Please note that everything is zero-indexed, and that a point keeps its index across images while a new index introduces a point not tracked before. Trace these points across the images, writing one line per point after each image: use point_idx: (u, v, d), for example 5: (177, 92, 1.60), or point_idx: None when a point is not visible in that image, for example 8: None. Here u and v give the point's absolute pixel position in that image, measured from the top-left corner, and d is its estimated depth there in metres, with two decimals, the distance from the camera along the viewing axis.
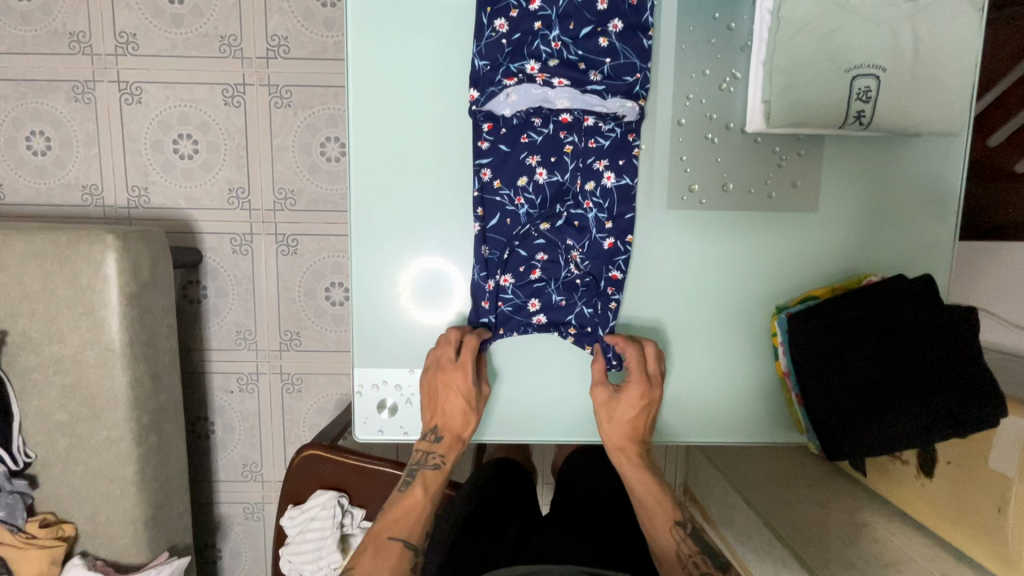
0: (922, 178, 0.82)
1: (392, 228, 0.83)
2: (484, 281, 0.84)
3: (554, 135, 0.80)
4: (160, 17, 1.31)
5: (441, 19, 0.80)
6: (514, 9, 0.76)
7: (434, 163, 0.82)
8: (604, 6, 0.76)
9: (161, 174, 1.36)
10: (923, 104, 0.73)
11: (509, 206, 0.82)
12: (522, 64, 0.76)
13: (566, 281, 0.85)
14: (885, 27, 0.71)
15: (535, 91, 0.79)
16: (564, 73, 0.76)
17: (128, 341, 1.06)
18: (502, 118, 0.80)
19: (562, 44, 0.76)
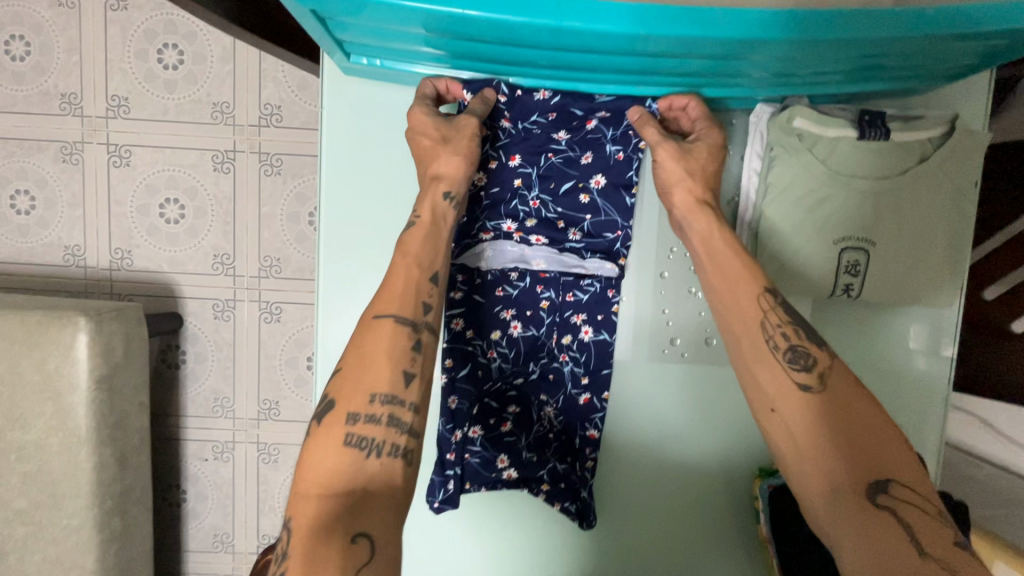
0: (904, 335, 0.84)
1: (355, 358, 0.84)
2: (451, 433, 0.80)
3: (530, 289, 0.81)
4: (154, 82, 1.30)
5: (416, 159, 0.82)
6: (495, 162, 0.77)
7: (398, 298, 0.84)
8: (589, 160, 0.77)
9: (146, 238, 1.34)
10: (915, 276, 0.74)
11: (481, 357, 0.81)
12: (499, 223, 0.79)
13: (538, 435, 0.83)
14: (876, 203, 0.72)
15: (510, 247, 0.80)
16: (542, 231, 0.80)
17: (95, 426, 1.02)
18: (477, 271, 0.80)
19: (540, 203, 0.78)
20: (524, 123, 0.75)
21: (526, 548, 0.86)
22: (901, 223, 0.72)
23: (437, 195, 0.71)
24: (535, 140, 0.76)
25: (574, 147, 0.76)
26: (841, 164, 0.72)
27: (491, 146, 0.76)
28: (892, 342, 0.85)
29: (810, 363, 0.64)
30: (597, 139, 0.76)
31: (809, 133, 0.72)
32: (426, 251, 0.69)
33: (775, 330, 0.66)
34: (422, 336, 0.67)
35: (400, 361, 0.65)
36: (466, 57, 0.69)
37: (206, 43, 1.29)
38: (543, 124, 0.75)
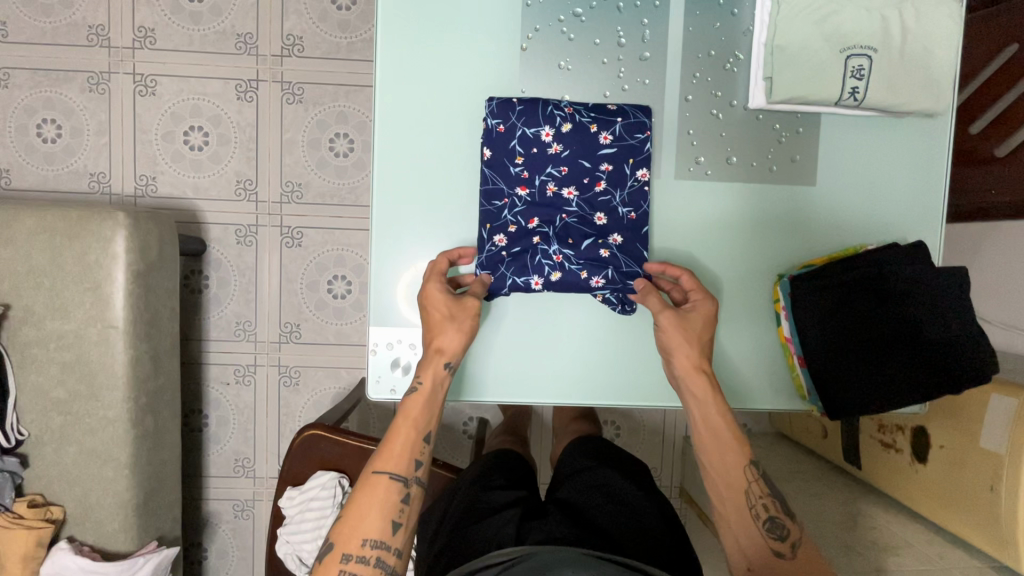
0: (920, 166, 0.69)
1: (400, 224, 0.69)
2: (501, 218, 0.67)
3: (580, 128, 0.66)
4: (180, 14, 1.36)
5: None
6: (513, 226, 0.68)
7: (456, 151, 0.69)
8: (602, 221, 0.68)
9: (170, 165, 1.38)
10: (909, 84, 0.64)
11: (530, 153, 0.66)
12: (536, 131, 0.66)
13: (584, 227, 0.68)
14: (874, 12, 0.62)
15: (534, 125, 0.66)
16: (570, 179, 0.67)
17: (132, 320, 1.05)
18: (513, 111, 0.66)
19: (563, 257, 0.68)
20: (541, 177, 0.67)
21: (545, 369, 0.73)
22: (909, 41, 0.63)
23: (438, 366, 0.66)
24: (582, 148, 0.67)
25: (585, 208, 0.68)
26: None
27: (522, 126, 0.66)
28: (907, 169, 0.69)
29: (785, 532, 0.64)
30: (609, 202, 0.68)
31: None
32: (427, 412, 0.67)
33: (756, 501, 0.66)
34: (412, 489, 0.65)
35: (389, 511, 0.63)
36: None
37: None
38: (561, 179, 0.67)
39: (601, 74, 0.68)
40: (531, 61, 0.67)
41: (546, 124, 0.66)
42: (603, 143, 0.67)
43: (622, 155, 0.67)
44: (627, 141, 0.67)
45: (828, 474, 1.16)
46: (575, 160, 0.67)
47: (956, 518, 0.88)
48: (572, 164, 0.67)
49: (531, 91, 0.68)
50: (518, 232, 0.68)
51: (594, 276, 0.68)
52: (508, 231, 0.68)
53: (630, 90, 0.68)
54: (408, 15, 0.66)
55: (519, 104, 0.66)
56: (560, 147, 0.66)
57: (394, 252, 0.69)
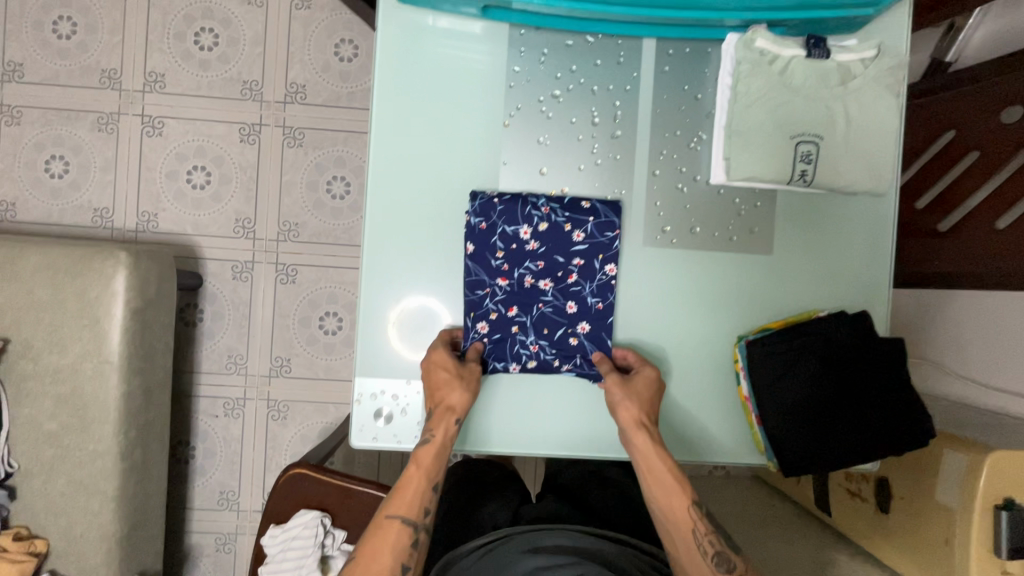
0: (866, 238, 0.75)
1: (386, 281, 0.74)
2: (473, 300, 0.72)
3: (558, 226, 0.71)
4: (189, 61, 1.43)
5: (466, 71, 0.73)
6: (494, 313, 0.73)
7: (441, 212, 0.74)
8: (573, 309, 0.73)
9: (172, 202, 1.44)
10: (853, 167, 0.70)
11: (507, 248, 0.71)
12: (515, 228, 0.71)
13: (557, 310, 0.73)
14: (821, 104, 0.69)
15: (514, 222, 0.71)
16: (546, 273, 0.72)
17: (127, 355, 1.09)
18: (494, 209, 0.71)
19: (538, 346, 0.73)
20: (519, 270, 0.72)
21: (521, 420, 0.76)
22: (853, 130, 0.70)
23: (449, 422, 0.70)
24: (556, 244, 0.72)
25: (558, 298, 0.73)
26: (797, 78, 0.70)
27: (502, 224, 0.71)
28: (857, 242, 0.75)
29: (733, 565, 0.67)
30: (580, 292, 0.73)
31: (775, 52, 0.69)
32: (438, 460, 0.70)
33: (703, 539, 0.68)
34: (421, 534, 0.68)
35: (400, 554, 0.66)
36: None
37: (240, 28, 1.43)
38: (537, 273, 0.72)
39: (576, 148, 0.74)
40: (513, 135, 0.74)
41: (524, 221, 0.71)
42: (576, 240, 0.72)
43: (593, 251, 0.72)
44: (597, 239, 0.72)
45: (800, 520, 1.19)
46: (550, 255, 0.72)
47: (917, 569, 0.92)
48: (547, 259, 0.72)
49: (513, 162, 0.74)
50: (498, 319, 0.73)
51: (565, 363, 0.74)
52: (489, 318, 0.73)
53: (602, 164, 0.74)
54: (404, 87, 0.73)
55: (501, 201, 0.71)
56: (537, 244, 0.72)
57: (381, 314, 0.74)
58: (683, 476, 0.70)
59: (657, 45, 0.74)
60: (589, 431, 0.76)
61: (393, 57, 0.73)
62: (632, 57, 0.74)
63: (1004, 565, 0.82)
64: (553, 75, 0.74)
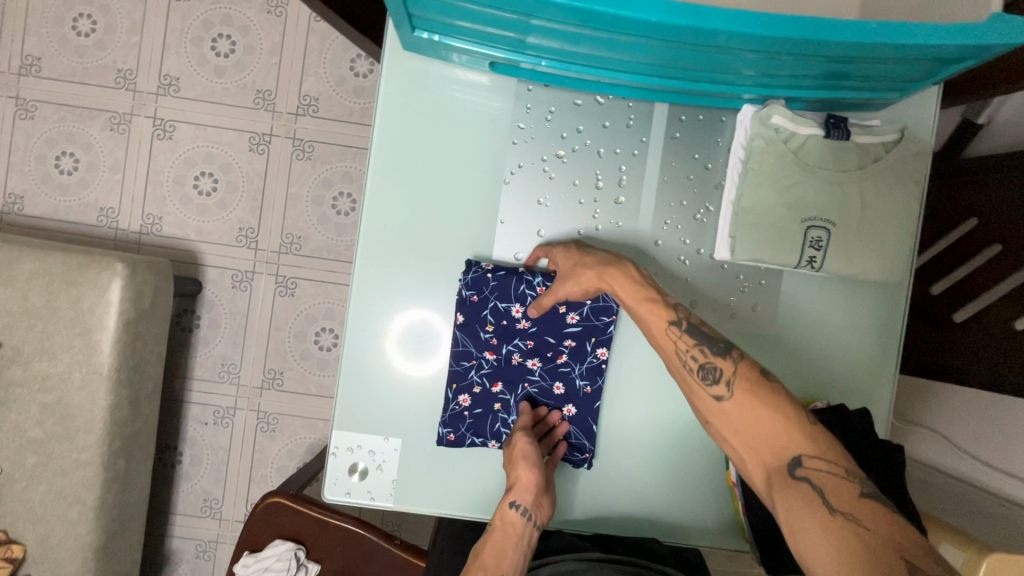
0: (874, 326, 0.72)
1: (374, 338, 0.72)
2: (459, 369, 0.71)
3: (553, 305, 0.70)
4: (205, 67, 1.42)
5: (471, 125, 0.71)
6: (478, 386, 0.72)
7: (433, 269, 0.72)
8: (560, 390, 0.73)
9: (178, 207, 1.43)
10: (865, 255, 0.67)
11: (497, 326, 0.70)
12: (507, 306, 0.70)
13: (542, 389, 0.73)
14: (836, 188, 0.66)
15: (507, 300, 0.69)
16: (536, 353, 0.72)
17: (116, 366, 1.09)
18: (486, 283, 0.69)
19: None
20: (508, 345, 0.71)
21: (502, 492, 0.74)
22: (867, 216, 0.67)
23: (505, 505, 0.67)
24: (548, 325, 0.71)
25: (546, 379, 0.73)
26: (812, 158, 0.66)
27: (494, 300, 0.69)
28: (862, 329, 0.72)
29: (722, 375, 0.57)
30: (569, 372, 0.73)
31: (791, 130, 0.66)
32: (495, 556, 0.64)
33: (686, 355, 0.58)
34: None
35: None
36: (481, 35, 0.62)
37: (258, 36, 1.42)
38: (526, 351, 0.72)
39: (577, 212, 0.72)
40: (512, 194, 0.71)
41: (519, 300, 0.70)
42: (569, 321, 0.71)
43: (586, 334, 0.71)
44: (592, 321, 0.71)
45: None
46: (541, 335, 0.71)
47: None
48: (538, 338, 0.71)
49: (510, 222, 0.71)
50: (482, 394, 0.72)
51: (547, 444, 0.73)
52: (473, 391, 0.72)
53: (603, 230, 0.72)
54: (405, 137, 0.70)
55: (496, 276, 0.69)
56: (528, 323, 0.70)
57: (364, 369, 0.72)
58: (649, 293, 0.61)
59: (669, 109, 0.71)
60: (571, 503, 0.76)
61: (394, 108, 0.70)
62: (642, 122, 0.71)
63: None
64: (558, 134, 0.71)
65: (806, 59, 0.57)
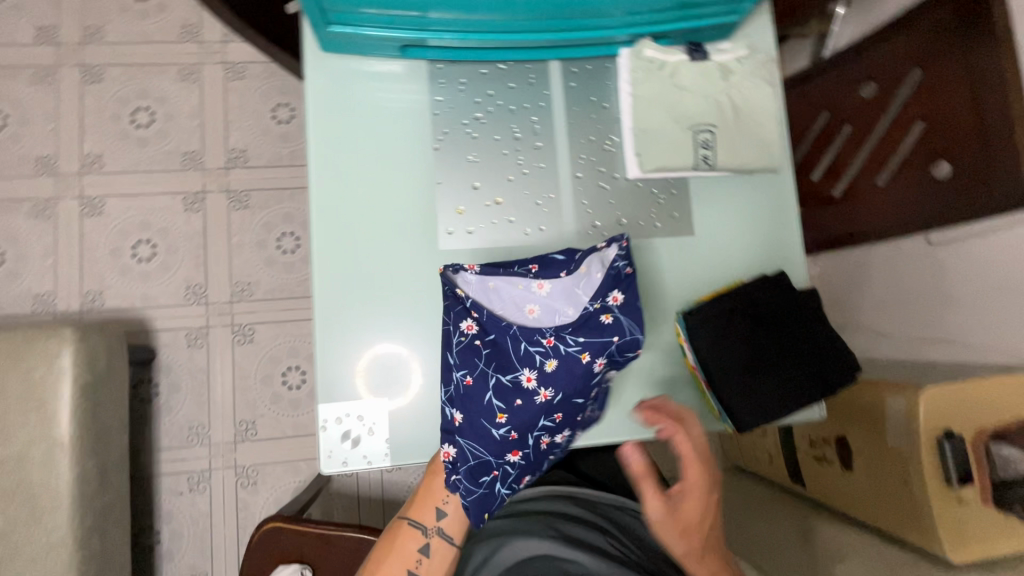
0: (773, 209, 0.84)
1: (343, 310, 0.76)
2: (461, 327, 0.72)
3: (570, 368, 0.70)
4: (127, 140, 1.46)
5: (396, 104, 0.80)
6: (477, 325, 0.72)
7: (386, 235, 0.77)
8: (608, 319, 0.71)
9: (118, 278, 1.42)
10: (746, 147, 0.80)
11: (506, 370, 0.71)
12: (516, 374, 0.71)
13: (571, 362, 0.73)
14: (709, 97, 0.79)
15: (511, 310, 0.74)
16: (560, 366, 0.71)
17: (78, 435, 1.05)
18: (481, 333, 0.72)
19: (555, 339, 0.71)
20: (528, 360, 0.71)
21: None
22: (740, 114, 0.79)
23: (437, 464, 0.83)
24: (570, 392, 0.71)
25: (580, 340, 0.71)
26: (685, 77, 0.79)
27: (497, 371, 0.71)
28: (765, 214, 0.83)
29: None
30: (605, 349, 0.71)
31: (663, 59, 0.79)
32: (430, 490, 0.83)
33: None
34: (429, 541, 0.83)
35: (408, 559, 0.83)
36: (384, 16, 0.72)
37: (176, 104, 1.48)
38: (540, 374, 0.71)
39: (504, 162, 0.81)
40: (443, 157, 0.80)
41: (523, 348, 0.71)
42: (597, 368, 0.71)
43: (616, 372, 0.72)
44: (621, 359, 0.71)
45: (780, 498, 1.23)
46: (568, 400, 0.71)
47: (887, 515, 0.96)
48: (557, 373, 0.71)
49: (446, 181, 0.79)
50: (487, 322, 0.72)
51: (597, 357, 0.71)
52: (476, 318, 0.72)
53: (529, 173, 0.81)
54: (339, 124, 0.78)
55: (484, 337, 0.72)
56: (549, 392, 0.71)
57: (338, 339, 0.76)
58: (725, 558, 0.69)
59: (561, 65, 0.83)
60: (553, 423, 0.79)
61: (323, 103, 0.78)
62: (541, 78, 0.82)
63: (958, 492, 0.86)
64: (473, 100, 0.81)
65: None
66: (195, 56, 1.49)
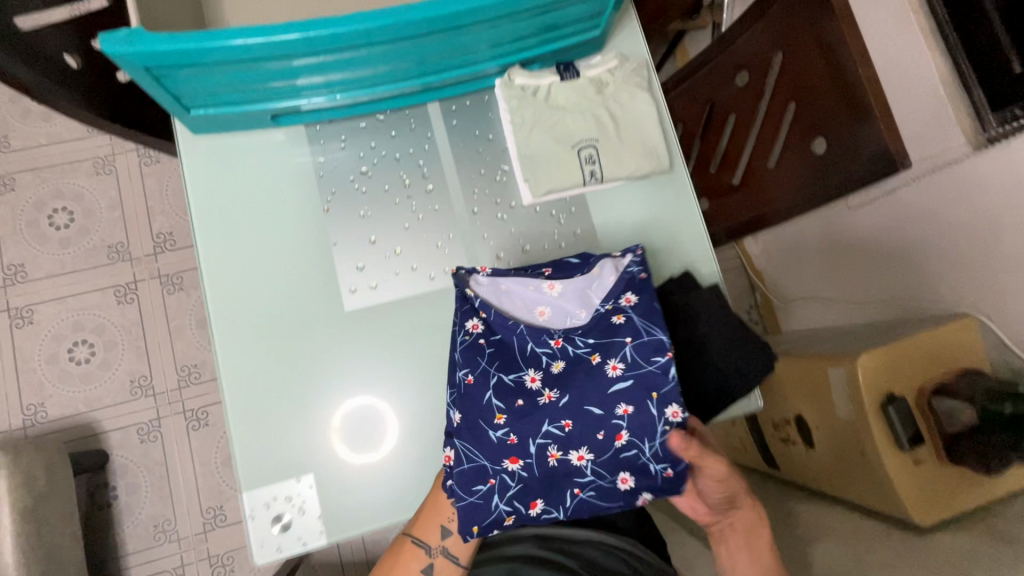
0: (674, 209, 0.84)
1: (254, 392, 0.74)
2: (466, 328, 0.73)
3: (579, 365, 0.70)
4: (47, 243, 1.42)
5: (280, 175, 0.79)
6: (482, 326, 0.73)
7: (288, 307, 0.76)
8: (620, 319, 0.71)
9: (58, 385, 1.38)
10: (633, 155, 0.80)
11: (507, 376, 0.71)
12: (521, 374, 0.71)
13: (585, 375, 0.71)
14: (587, 113, 0.80)
15: (515, 312, 0.74)
16: (569, 368, 0.71)
17: (25, 562, 1.00)
18: (488, 332, 0.73)
19: (562, 340, 0.72)
20: (538, 354, 0.72)
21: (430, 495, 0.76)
22: (621, 125, 0.80)
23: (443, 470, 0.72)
24: (582, 396, 0.69)
25: (594, 341, 0.71)
26: (560, 98, 0.80)
27: (500, 372, 0.71)
28: (667, 215, 0.84)
29: None
30: (620, 352, 0.70)
31: (535, 84, 0.80)
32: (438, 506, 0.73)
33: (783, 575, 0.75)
34: (434, 559, 0.73)
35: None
36: (248, 94, 0.72)
37: (94, 198, 1.46)
38: (547, 376, 0.71)
39: (398, 211, 0.80)
40: (335, 218, 0.79)
41: (530, 348, 0.72)
42: (612, 372, 0.69)
43: (637, 384, 0.69)
44: (642, 366, 0.69)
45: (758, 485, 1.22)
46: (578, 407, 0.69)
47: (852, 486, 0.95)
48: (566, 374, 0.70)
49: (343, 241, 0.78)
50: (494, 322, 0.73)
51: (608, 359, 0.70)
52: (483, 319, 0.73)
53: (425, 217, 0.80)
54: (224, 204, 0.77)
55: (490, 338, 0.73)
56: (557, 395, 0.69)
57: (252, 423, 0.73)
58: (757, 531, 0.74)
59: (441, 105, 0.83)
60: None
61: (205, 185, 0.77)
62: (423, 122, 0.82)
63: (913, 454, 0.87)
64: (357, 155, 0.80)
65: (506, 24, 0.71)
66: (106, 148, 1.47)
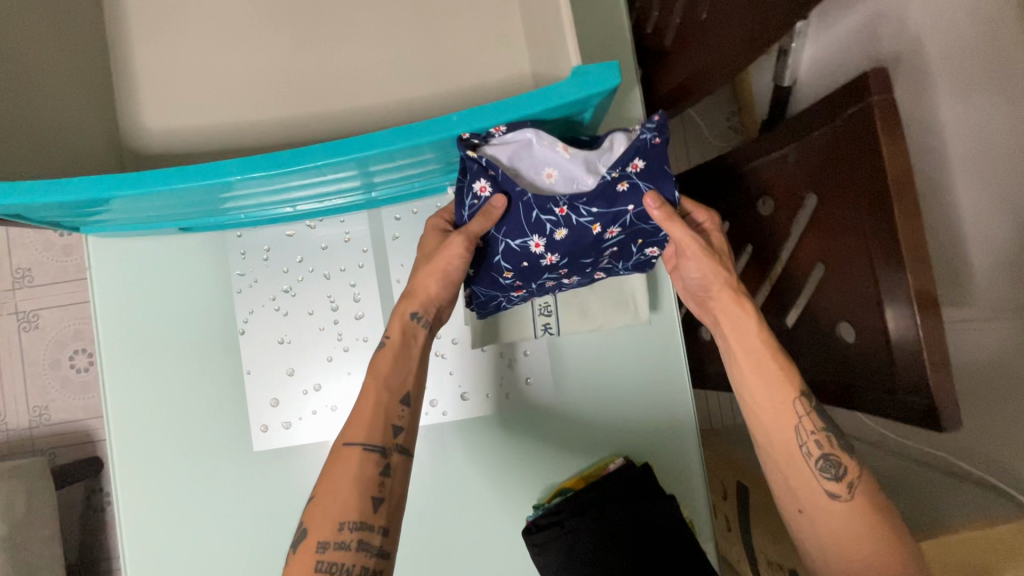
0: (644, 363, 0.73)
1: (155, 530, 0.68)
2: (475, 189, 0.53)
3: (585, 239, 0.55)
4: (52, 249, 1.43)
5: (195, 285, 0.70)
6: (487, 185, 0.53)
7: (196, 439, 0.69)
8: (625, 187, 0.52)
9: (60, 391, 1.42)
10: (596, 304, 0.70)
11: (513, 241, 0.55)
12: (523, 242, 0.55)
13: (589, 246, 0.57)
14: None
15: (523, 177, 0.54)
16: (569, 243, 0.55)
17: None
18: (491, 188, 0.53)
19: (568, 208, 0.53)
20: (539, 224, 0.54)
21: None
22: None
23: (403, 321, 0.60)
24: (580, 254, 0.58)
25: (600, 210, 0.53)
26: None
27: (505, 238, 0.55)
28: (636, 369, 0.73)
29: (842, 470, 0.55)
30: (621, 218, 0.54)
31: None
32: (397, 368, 0.58)
33: (808, 437, 0.56)
34: (392, 459, 0.55)
35: (364, 490, 0.53)
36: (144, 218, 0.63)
37: None
38: (551, 244, 0.55)
39: (321, 339, 0.69)
40: (250, 341, 0.69)
41: (534, 216, 0.53)
42: (609, 237, 0.56)
43: (630, 239, 0.58)
44: (638, 228, 0.56)
45: None
46: (574, 261, 0.59)
47: None
48: (570, 246, 0.56)
49: (257, 369, 0.69)
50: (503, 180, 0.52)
51: (609, 228, 0.55)
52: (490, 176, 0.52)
53: (352, 349, 0.69)
54: (132, 318, 0.69)
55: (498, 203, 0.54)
56: (554, 256, 0.57)
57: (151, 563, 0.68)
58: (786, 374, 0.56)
59: (383, 214, 0.70)
60: None
61: (113, 294, 0.69)
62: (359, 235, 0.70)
63: None
64: (280, 270, 0.69)
65: (445, 151, 0.56)
66: None
